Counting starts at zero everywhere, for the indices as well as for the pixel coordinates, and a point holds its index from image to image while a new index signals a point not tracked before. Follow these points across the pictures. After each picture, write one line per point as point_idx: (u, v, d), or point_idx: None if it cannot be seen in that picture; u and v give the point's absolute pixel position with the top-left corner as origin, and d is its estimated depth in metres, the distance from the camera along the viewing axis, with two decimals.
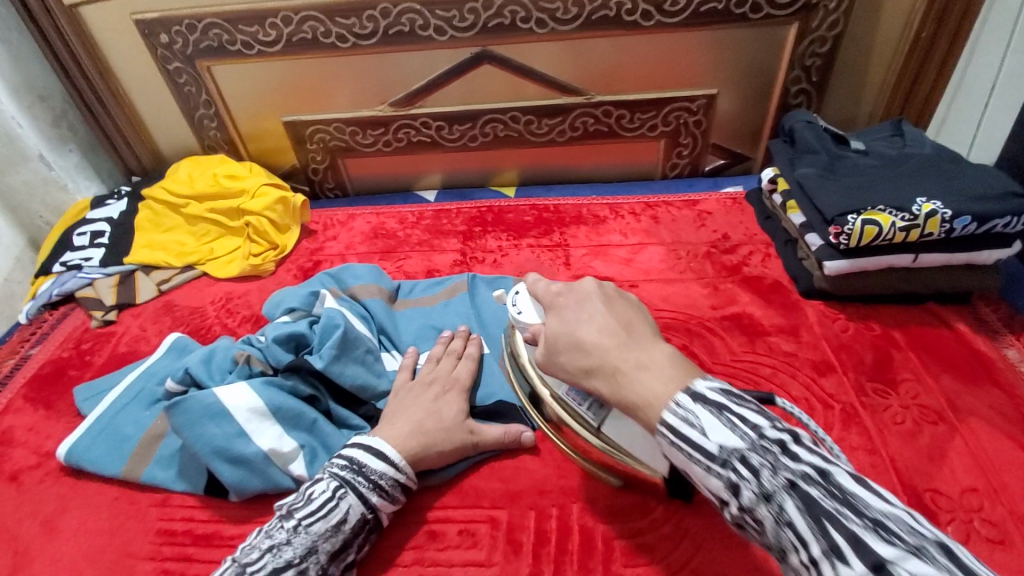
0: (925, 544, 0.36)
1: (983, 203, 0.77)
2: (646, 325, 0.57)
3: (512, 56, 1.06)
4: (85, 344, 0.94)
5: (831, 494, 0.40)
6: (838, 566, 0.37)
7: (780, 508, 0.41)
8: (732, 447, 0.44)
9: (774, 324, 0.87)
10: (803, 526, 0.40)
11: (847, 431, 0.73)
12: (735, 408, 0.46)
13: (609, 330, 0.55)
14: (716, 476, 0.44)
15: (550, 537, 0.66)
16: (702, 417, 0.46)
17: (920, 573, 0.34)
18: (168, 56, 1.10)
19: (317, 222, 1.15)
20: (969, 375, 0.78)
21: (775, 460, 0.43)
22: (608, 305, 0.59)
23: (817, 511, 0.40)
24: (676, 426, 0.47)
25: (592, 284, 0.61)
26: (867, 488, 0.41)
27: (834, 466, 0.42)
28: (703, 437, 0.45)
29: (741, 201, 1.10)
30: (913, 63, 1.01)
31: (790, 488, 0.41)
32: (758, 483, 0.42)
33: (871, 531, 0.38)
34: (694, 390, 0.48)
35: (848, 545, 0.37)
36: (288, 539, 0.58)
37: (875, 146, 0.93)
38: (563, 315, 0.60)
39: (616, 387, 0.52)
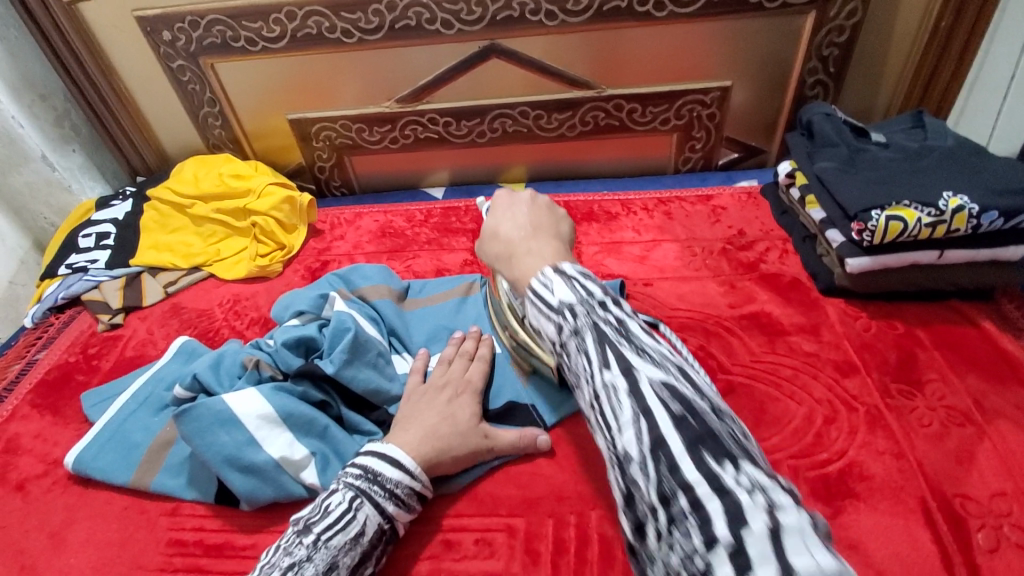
0: (671, 363, 0.43)
1: (1012, 197, 0.75)
2: (558, 230, 0.65)
3: (520, 50, 1.04)
4: (92, 348, 0.93)
5: (619, 330, 0.45)
6: (603, 372, 0.43)
7: (581, 340, 0.45)
8: (568, 301, 0.48)
9: (793, 323, 0.84)
10: (592, 352, 0.44)
11: (871, 434, 0.71)
12: (583, 281, 0.49)
13: (523, 226, 0.64)
14: (552, 321, 0.49)
15: (568, 545, 0.64)
16: (557, 284, 0.50)
17: (656, 378, 0.41)
18: (171, 54, 1.08)
19: (324, 222, 1.13)
20: (998, 375, 0.76)
21: (593, 308, 0.47)
22: (533, 210, 0.67)
23: (603, 338, 0.44)
24: (538, 290, 0.51)
25: (528, 198, 0.69)
26: (652, 335, 0.46)
27: (631, 316, 0.47)
28: (551, 294, 0.49)
29: (756, 196, 1.08)
30: (933, 52, 0.98)
31: (593, 325, 0.45)
32: (574, 324, 0.47)
33: (637, 351, 0.43)
34: (559, 268, 0.52)
35: (616, 360, 0.43)
36: (309, 555, 0.55)
37: (896, 139, 0.90)
38: (495, 213, 0.68)
39: (511, 266, 0.60)
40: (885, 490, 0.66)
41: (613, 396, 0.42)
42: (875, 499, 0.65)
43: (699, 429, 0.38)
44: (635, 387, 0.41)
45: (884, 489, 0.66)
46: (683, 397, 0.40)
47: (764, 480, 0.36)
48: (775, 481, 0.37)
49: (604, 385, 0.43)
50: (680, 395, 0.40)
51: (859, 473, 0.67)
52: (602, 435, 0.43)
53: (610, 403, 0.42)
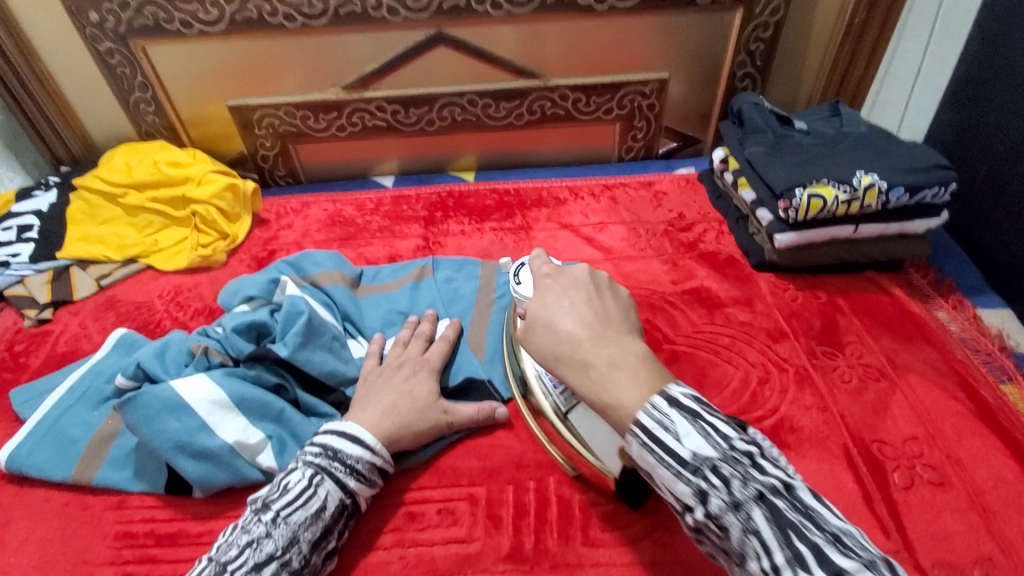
0: (876, 559, 0.39)
1: (913, 175, 0.84)
2: (626, 319, 0.57)
3: (466, 39, 1.06)
4: (18, 346, 0.87)
5: (795, 508, 0.42)
6: (799, 574, 0.39)
7: (749, 518, 0.42)
8: (706, 455, 0.45)
9: (730, 295, 0.91)
10: (768, 536, 0.41)
11: (801, 391, 0.77)
12: (708, 417, 0.46)
13: (589, 320, 0.54)
14: (685, 483, 0.45)
15: (529, 509, 0.67)
16: (678, 423, 0.46)
17: None
18: (98, 35, 1.02)
19: (269, 211, 1.10)
20: (906, 336, 0.84)
21: (745, 472, 0.44)
22: (594, 295, 0.58)
23: (782, 521, 0.42)
24: (650, 429, 0.46)
25: (582, 275, 0.60)
26: (823, 503, 0.43)
27: (793, 479, 0.45)
28: (677, 443, 0.45)
29: (694, 182, 1.14)
30: (848, 46, 1.07)
31: (760, 499, 0.43)
32: (729, 493, 0.43)
33: (832, 543, 0.40)
34: (669, 395, 0.47)
35: (810, 554, 0.40)
36: (268, 532, 0.56)
37: (816, 126, 0.99)
38: (544, 297, 0.58)
39: (586, 379, 0.51)
40: (813, 440, 0.72)
41: None
42: (804, 448, 0.71)
43: None
44: None
45: (813, 439, 0.72)
46: None
47: None
48: None
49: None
50: None
51: (790, 427, 0.74)
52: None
53: None
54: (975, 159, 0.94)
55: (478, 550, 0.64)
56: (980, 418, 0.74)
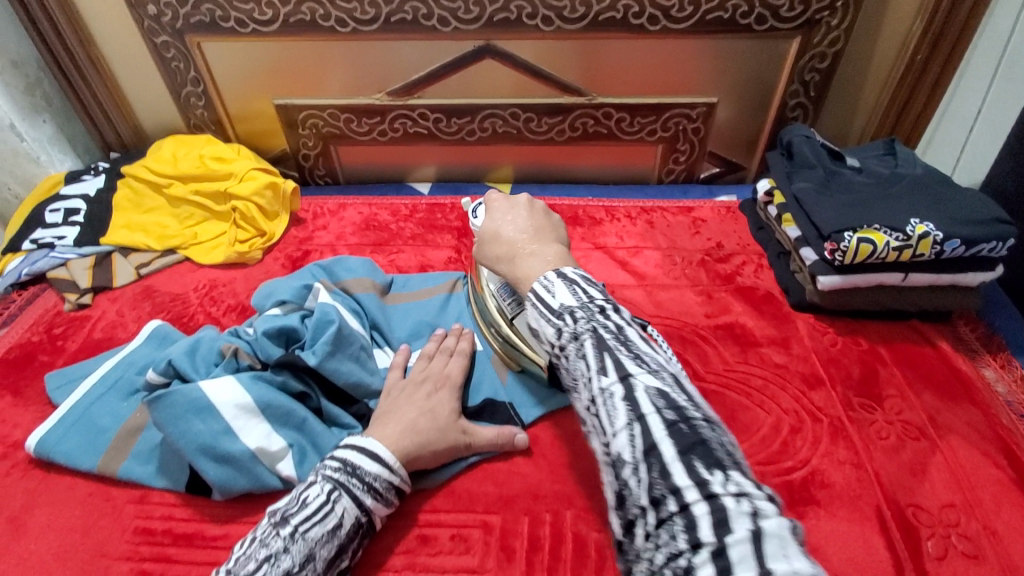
0: (668, 376, 0.45)
1: (971, 226, 0.80)
2: (557, 232, 0.68)
3: (514, 52, 1.05)
4: (57, 328, 0.89)
5: (618, 338, 0.48)
6: (601, 378, 0.46)
7: (581, 344, 0.48)
8: (568, 305, 0.52)
9: (766, 335, 0.88)
10: (591, 356, 0.47)
11: (834, 444, 0.74)
12: (584, 285, 0.54)
13: (524, 229, 0.67)
14: (551, 324, 0.52)
15: (542, 543, 0.66)
16: (558, 287, 0.54)
17: (651, 386, 0.44)
18: (155, 29, 1.05)
19: (306, 211, 1.11)
20: (951, 394, 0.80)
21: (593, 314, 0.50)
22: (530, 211, 0.70)
23: (602, 343, 0.48)
24: (538, 292, 0.54)
25: (524, 199, 0.73)
26: (649, 343, 0.49)
27: (633, 325, 0.50)
28: (552, 298, 0.53)
29: (735, 211, 1.11)
30: (908, 83, 1.03)
31: (592, 330, 0.49)
32: (573, 328, 0.50)
33: (635, 360, 0.46)
34: (561, 272, 0.56)
35: (614, 366, 0.46)
36: (285, 547, 0.56)
37: (869, 164, 0.95)
38: (493, 215, 0.71)
39: (512, 266, 0.65)
40: (844, 498, 0.69)
41: (609, 400, 0.45)
42: (834, 506, 0.68)
43: (692, 436, 0.41)
44: (630, 391, 0.44)
45: (843, 496, 0.69)
46: (676, 405, 0.43)
47: (747, 485, 0.39)
48: (761, 489, 0.39)
49: (601, 389, 0.45)
50: (674, 402, 0.43)
51: (820, 481, 0.71)
52: (597, 437, 0.46)
53: (606, 408, 0.45)
54: None
55: None
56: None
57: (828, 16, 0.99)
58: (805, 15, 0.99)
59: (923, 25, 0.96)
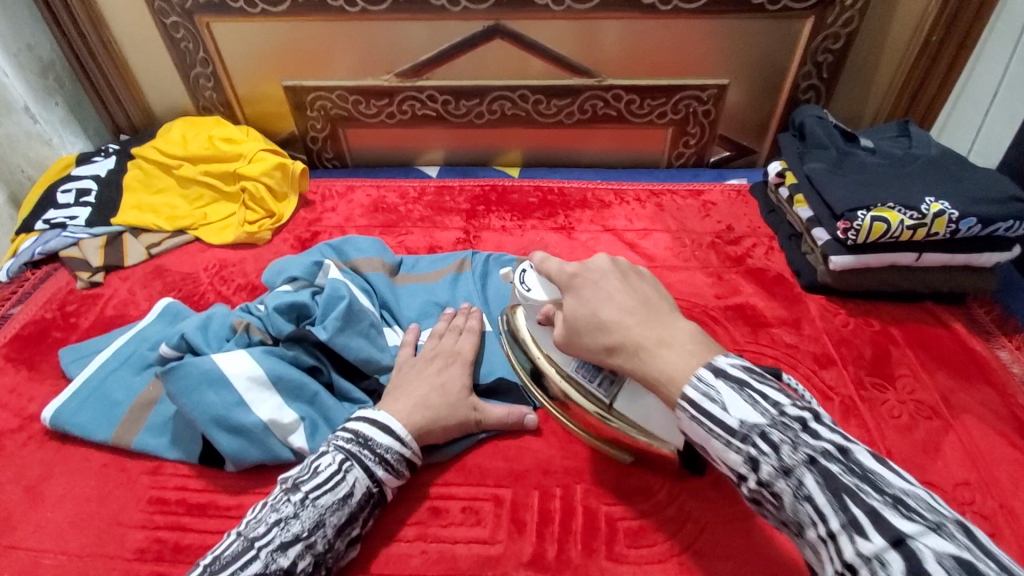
0: (942, 522, 0.40)
1: (987, 205, 0.79)
2: (663, 301, 0.59)
3: (523, 32, 1.04)
4: (70, 306, 0.90)
5: (854, 473, 0.43)
6: (855, 539, 0.41)
7: (800, 482, 0.44)
8: (753, 423, 0.47)
9: (776, 315, 0.87)
10: (822, 501, 0.43)
11: (845, 422, 0.74)
12: (757, 385, 0.49)
13: (628, 308, 0.58)
14: (735, 451, 0.47)
15: (553, 517, 0.66)
16: (723, 393, 0.48)
17: (938, 548, 0.38)
18: (165, 9, 1.05)
19: (315, 193, 1.11)
20: (964, 374, 0.80)
21: (796, 437, 0.46)
22: (624, 282, 0.61)
23: (834, 485, 0.43)
24: (697, 401, 0.49)
25: (607, 263, 0.63)
26: (886, 468, 0.44)
27: (853, 444, 0.46)
28: (723, 412, 0.48)
29: (745, 194, 1.11)
30: (922, 65, 1.02)
31: (811, 464, 0.44)
32: (779, 458, 0.46)
33: (893, 508, 0.41)
34: (716, 366, 0.50)
35: (866, 519, 0.41)
36: (296, 512, 0.56)
37: (882, 145, 0.94)
38: (579, 294, 0.62)
39: (637, 362, 0.55)
40: None
41: (881, 569, 0.39)
42: None
43: None
44: (912, 559, 0.38)
45: None
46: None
47: None
48: None
49: (860, 554, 0.40)
50: (974, 566, 0.37)
51: None
52: None
53: None
54: None
55: (499, 552, 0.63)
56: None
57: None
58: None
59: (939, 7, 0.95)
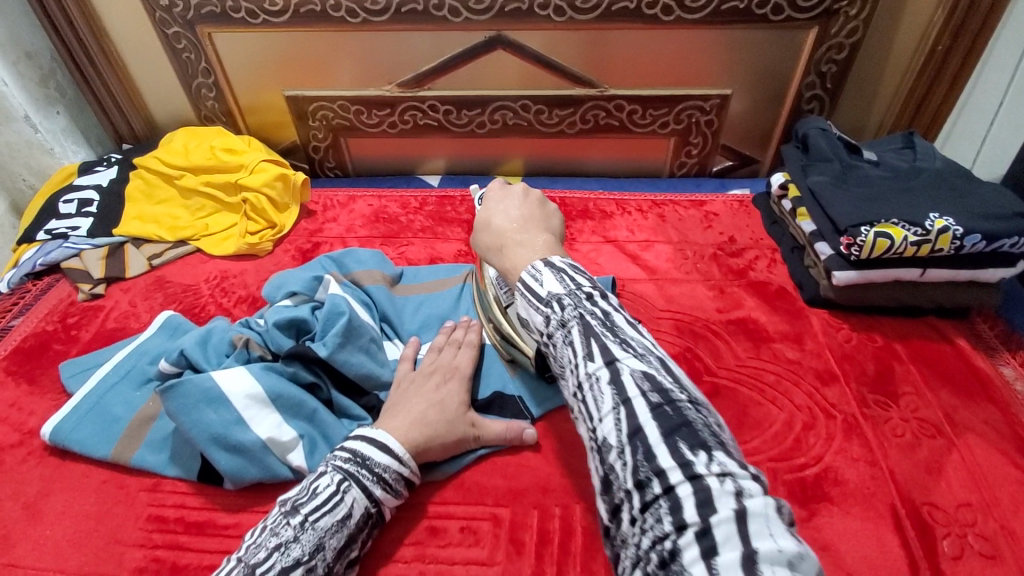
0: (651, 357, 0.46)
1: (991, 221, 0.78)
2: (549, 222, 0.67)
3: (525, 43, 1.04)
4: (71, 318, 0.90)
5: (606, 325, 0.48)
6: (587, 365, 0.46)
7: (568, 332, 0.48)
8: (557, 293, 0.51)
9: (778, 330, 0.87)
10: (580, 346, 0.47)
11: (847, 441, 0.73)
12: (572, 273, 0.53)
13: (515, 219, 0.66)
14: (540, 313, 0.52)
15: (552, 537, 0.65)
16: (546, 276, 0.53)
17: (635, 370, 0.45)
18: (167, 20, 1.05)
19: (316, 203, 1.11)
20: (968, 392, 0.79)
21: (581, 301, 0.50)
22: (525, 202, 0.69)
23: (589, 330, 0.48)
24: (526, 281, 0.54)
25: (520, 188, 0.71)
26: (636, 328, 0.48)
27: (620, 310, 0.50)
28: (540, 287, 0.53)
29: (748, 204, 1.10)
30: (926, 76, 1.01)
31: (580, 317, 0.49)
32: (562, 316, 0.50)
33: (620, 344, 0.46)
34: (548, 261, 0.55)
35: (601, 353, 0.46)
36: (295, 536, 0.56)
37: (887, 158, 0.93)
38: (488, 204, 0.70)
39: (501, 257, 0.64)
40: (858, 495, 0.68)
41: (595, 385, 0.45)
42: (848, 503, 0.68)
43: (674, 415, 0.42)
44: (616, 376, 0.45)
45: (857, 494, 0.68)
46: (659, 386, 0.43)
47: (732, 465, 0.40)
48: (744, 469, 0.40)
49: (587, 374, 0.46)
50: (659, 383, 0.43)
51: (834, 478, 0.70)
52: (586, 420, 0.46)
53: (592, 393, 0.45)
54: None
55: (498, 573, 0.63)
56: None
57: (846, 7, 0.97)
58: (822, 6, 0.97)
59: (944, 18, 0.95)
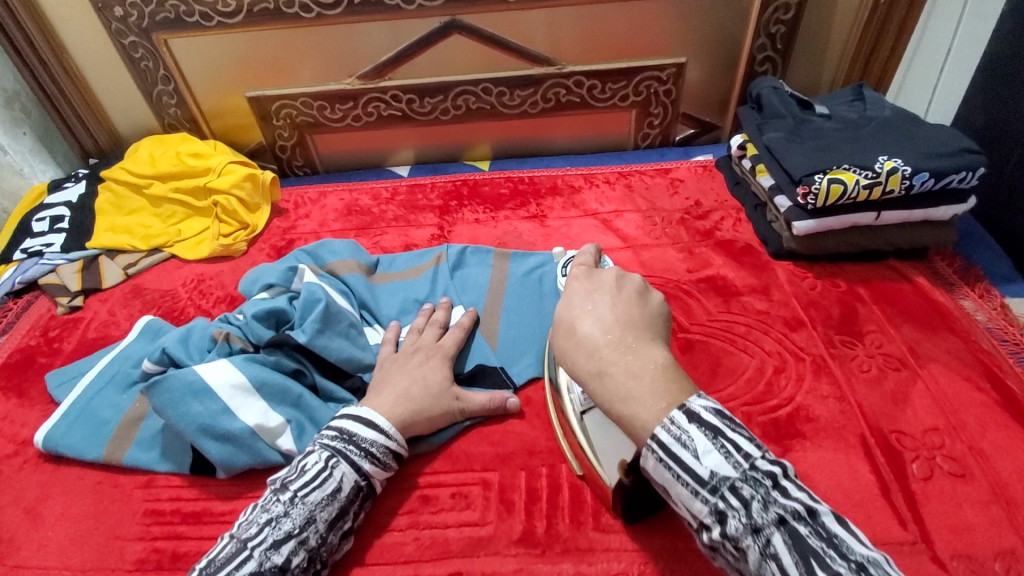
0: None
1: (939, 159, 0.82)
2: (653, 327, 0.53)
3: (480, 26, 1.05)
4: (53, 331, 0.90)
5: (816, 531, 0.41)
6: None
7: (767, 541, 0.41)
8: (725, 475, 0.44)
9: (747, 284, 0.90)
10: (787, 558, 0.40)
11: (818, 381, 0.76)
12: (729, 434, 0.45)
13: (610, 324, 0.53)
14: (702, 501, 0.44)
15: (541, 494, 0.68)
16: (696, 438, 0.45)
17: None
18: (123, 30, 1.05)
19: (288, 201, 1.12)
20: (929, 325, 0.82)
21: (765, 493, 0.43)
22: (620, 300, 0.55)
23: (801, 545, 0.40)
24: (667, 445, 0.45)
25: (611, 278, 0.58)
26: (846, 527, 0.42)
27: (817, 503, 0.43)
28: (694, 460, 0.44)
29: (711, 169, 1.13)
30: (872, 28, 1.04)
31: (780, 522, 0.42)
32: (747, 515, 0.42)
33: (854, 567, 0.39)
34: (689, 408, 0.46)
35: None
36: (286, 511, 0.57)
37: (838, 111, 0.96)
38: (571, 301, 0.57)
39: (601, 385, 0.50)
40: (830, 429, 0.71)
41: None
42: (820, 437, 0.71)
43: None
44: None
45: (829, 428, 0.72)
46: None
47: None
48: None
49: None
50: None
51: (806, 416, 0.73)
52: None
53: None
54: (1002, 144, 0.92)
55: (491, 533, 0.65)
56: (1006, 409, 0.72)
57: None
58: None
59: None
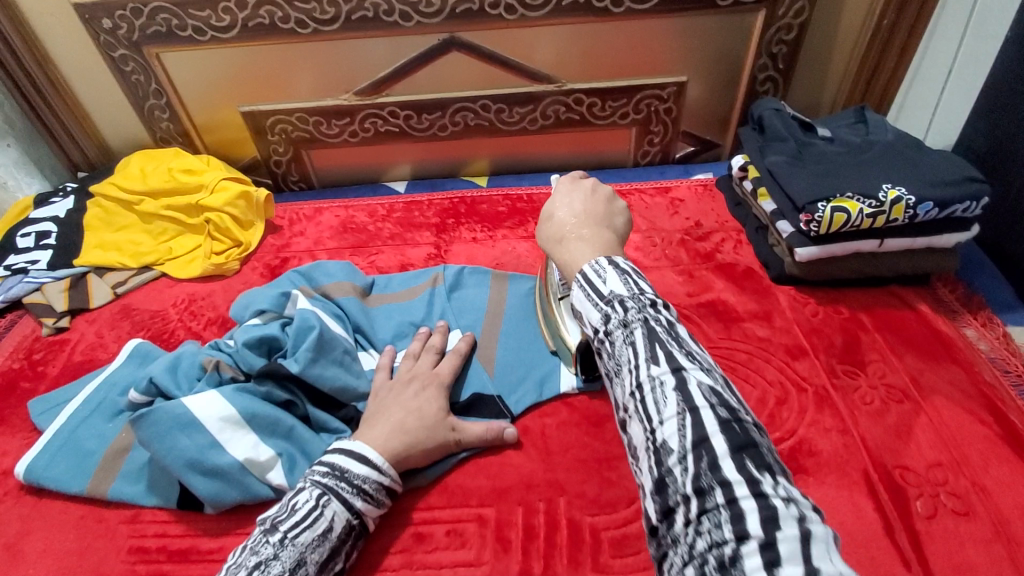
0: (718, 377, 0.46)
1: (944, 188, 0.81)
2: (612, 219, 0.65)
3: (479, 43, 1.04)
4: (37, 354, 0.88)
5: (670, 332, 0.48)
6: (651, 366, 0.45)
7: (631, 332, 0.48)
8: (620, 292, 0.51)
9: (748, 309, 0.88)
10: (643, 346, 0.47)
11: (820, 413, 0.75)
12: (637, 277, 0.53)
13: (578, 212, 0.64)
14: (598, 310, 0.51)
15: (538, 532, 0.66)
16: (609, 273, 0.53)
17: (704, 381, 0.44)
18: (112, 43, 1.02)
19: (282, 217, 1.10)
20: (932, 354, 0.81)
21: (645, 305, 0.50)
22: (591, 197, 0.66)
23: (655, 336, 0.47)
24: (587, 275, 0.54)
25: (590, 184, 0.68)
26: (698, 344, 0.49)
27: (682, 325, 0.50)
28: (602, 284, 0.52)
29: (712, 188, 1.12)
30: (874, 51, 1.03)
31: (645, 320, 0.48)
32: (623, 315, 0.49)
33: (688, 356, 0.46)
34: (612, 260, 0.55)
35: (666, 357, 0.46)
36: (275, 553, 0.55)
37: (841, 134, 0.95)
38: (554, 197, 0.68)
39: (558, 250, 0.62)
40: (832, 464, 0.70)
41: (659, 388, 0.44)
42: (822, 473, 0.69)
43: (743, 437, 0.41)
44: (683, 384, 0.44)
45: (831, 463, 0.70)
46: (729, 404, 0.43)
47: (795, 493, 0.39)
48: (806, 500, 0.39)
49: (650, 377, 0.45)
50: (725, 400, 0.43)
51: (808, 450, 0.72)
52: (638, 423, 0.45)
53: (655, 396, 0.44)
54: (1005, 170, 0.91)
55: (486, 573, 0.63)
56: (1011, 444, 0.71)
57: None
58: None
59: None
